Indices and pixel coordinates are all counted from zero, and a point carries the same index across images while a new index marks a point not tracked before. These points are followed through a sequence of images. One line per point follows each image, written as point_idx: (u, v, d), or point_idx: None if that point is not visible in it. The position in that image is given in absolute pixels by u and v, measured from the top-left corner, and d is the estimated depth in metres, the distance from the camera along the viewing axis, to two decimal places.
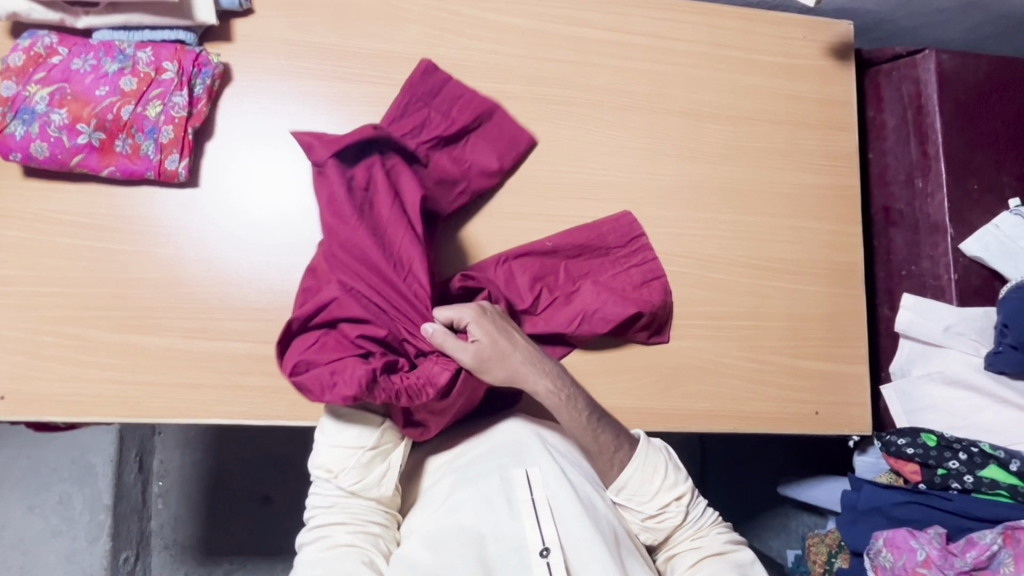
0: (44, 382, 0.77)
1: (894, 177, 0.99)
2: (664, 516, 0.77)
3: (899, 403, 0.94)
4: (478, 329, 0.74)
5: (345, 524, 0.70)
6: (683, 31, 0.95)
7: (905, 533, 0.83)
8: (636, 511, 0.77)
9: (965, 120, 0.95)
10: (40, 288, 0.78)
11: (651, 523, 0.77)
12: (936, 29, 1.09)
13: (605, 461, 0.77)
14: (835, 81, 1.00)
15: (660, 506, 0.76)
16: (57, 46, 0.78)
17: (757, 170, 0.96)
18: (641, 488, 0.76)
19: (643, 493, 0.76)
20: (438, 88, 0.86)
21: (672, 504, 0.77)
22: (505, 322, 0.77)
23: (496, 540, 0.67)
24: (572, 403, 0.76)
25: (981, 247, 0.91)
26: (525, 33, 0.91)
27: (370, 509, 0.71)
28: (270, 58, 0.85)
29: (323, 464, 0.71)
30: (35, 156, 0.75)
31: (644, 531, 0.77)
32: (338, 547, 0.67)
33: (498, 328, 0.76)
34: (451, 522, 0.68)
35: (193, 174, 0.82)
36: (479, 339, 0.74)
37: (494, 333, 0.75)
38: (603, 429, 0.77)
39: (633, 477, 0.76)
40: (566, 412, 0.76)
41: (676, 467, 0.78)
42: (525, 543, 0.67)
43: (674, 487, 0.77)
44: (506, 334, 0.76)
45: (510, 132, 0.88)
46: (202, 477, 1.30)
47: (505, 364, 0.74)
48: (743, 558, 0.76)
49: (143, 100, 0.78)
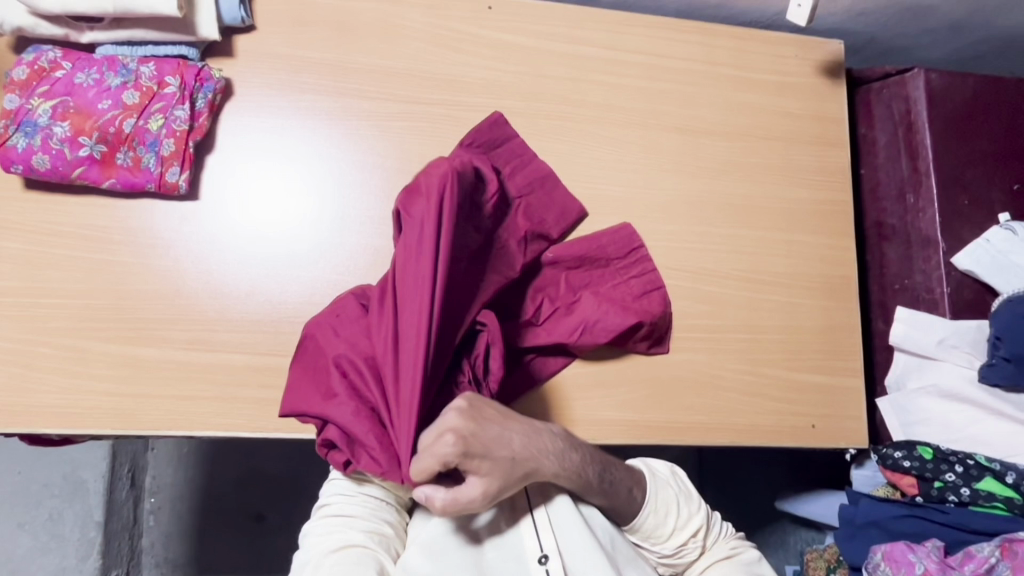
0: (40, 394, 0.76)
1: (886, 192, 1.01)
2: (681, 552, 0.75)
3: (895, 416, 0.93)
4: (473, 444, 0.61)
5: (360, 521, 0.68)
6: (678, 50, 0.97)
7: (903, 546, 0.83)
8: (653, 551, 0.75)
9: (954, 137, 0.96)
10: (40, 299, 0.78)
11: (669, 560, 0.76)
12: (924, 49, 1.12)
13: (630, 516, 0.73)
14: (827, 98, 1.01)
15: (679, 545, 0.75)
16: (61, 60, 0.79)
17: (752, 185, 0.97)
18: (658, 532, 0.74)
19: (659, 535, 0.75)
20: (503, 140, 0.89)
21: (691, 542, 0.75)
22: (491, 427, 0.63)
23: (495, 546, 0.69)
24: (585, 468, 0.69)
25: (974, 261, 0.92)
26: (523, 51, 0.92)
27: (383, 507, 0.71)
28: (270, 73, 0.86)
29: None
30: (36, 168, 0.76)
31: (663, 565, 0.76)
32: (351, 549, 0.66)
33: (484, 455, 0.61)
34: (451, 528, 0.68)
35: (193, 187, 0.83)
36: (479, 474, 0.61)
37: (483, 475, 0.62)
38: (618, 485, 0.71)
39: (648, 522, 0.74)
40: (588, 486, 0.69)
41: (686, 500, 0.76)
42: (524, 550, 0.68)
43: (688, 525, 0.75)
44: (495, 447, 0.62)
45: (561, 202, 0.89)
46: (196, 492, 1.29)
47: (515, 476, 0.64)
48: (749, 559, 0.77)
49: (145, 113, 0.78)
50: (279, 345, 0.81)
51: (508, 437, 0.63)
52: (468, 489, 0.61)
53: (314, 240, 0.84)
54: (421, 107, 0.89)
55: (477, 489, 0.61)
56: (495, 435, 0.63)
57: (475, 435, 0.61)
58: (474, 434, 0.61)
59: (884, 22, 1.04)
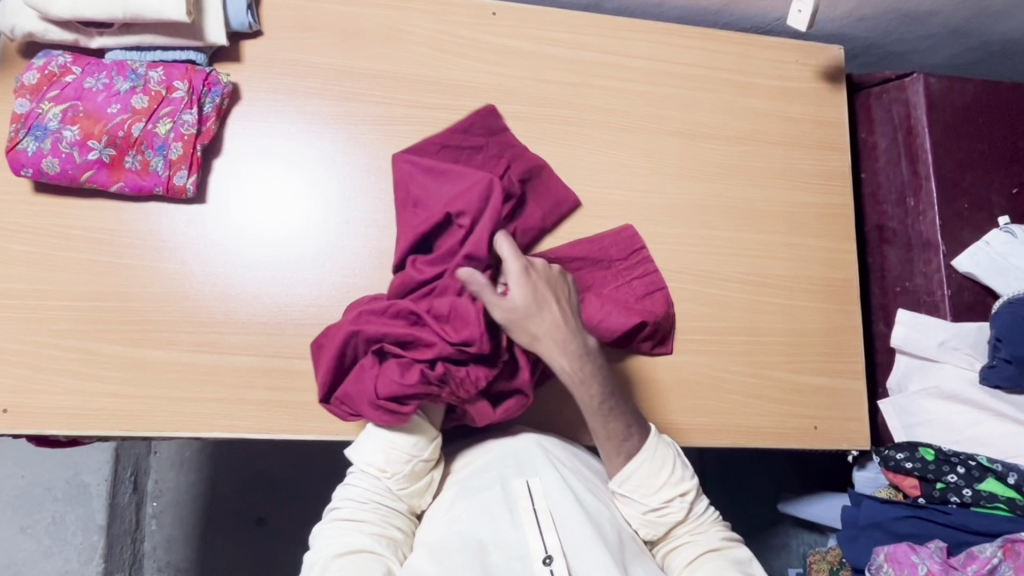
0: (48, 396, 0.77)
1: (886, 196, 1.02)
2: (667, 511, 0.76)
3: (897, 418, 0.95)
4: (524, 288, 0.75)
5: (370, 526, 0.70)
6: (679, 55, 0.98)
7: (906, 548, 0.83)
8: (638, 504, 0.76)
9: (953, 141, 0.97)
10: (47, 302, 0.79)
11: (653, 517, 0.76)
12: (923, 54, 1.13)
13: (616, 451, 0.76)
14: (828, 103, 1.02)
15: (665, 501, 0.76)
16: (71, 65, 0.79)
17: (753, 189, 0.98)
18: (647, 483, 0.76)
19: (649, 486, 0.76)
20: (496, 131, 0.89)
21: (678, 500, 0.77)
22: (546, 286, 0.76)
23: (498, 548, 0.68)
24: (593, 384, 0.75)
25: (974, 264, 0.93)
26: (526, 56, 0.94)
27: (394, 514, 0.73)
28: (277, 77, 0.87)
29: (375, 463, 0.73)
30: (46, 171, 0.77)
31: (644, 525, 0.76)
32: (359, 553, 0.67)
33: (534, 289, 0.75)
34: (456, 531, 0.69)
35: (200, 191, 0.83)
36: (518, 298, 0.74)
37: (524, 291, 0.74)
38: (615, 416, 0.76)
39: (641, 469, 0.76)
40: (586, 397, 0.76)
41: (682, 463, 0.78)
42: (528, 551, 0.67)
43: (679, 483, 0.77)
44: (541, 301, 0.75)
45: (556, 193, 0.90)
46: (198, 495, 1.29)
47: (530, 330, 0.74)
48: (740, 556, 0.76)
49: (154, 117, 0.79)
50: (285, 347, 0.82)
51: (552, 308, 0.75)
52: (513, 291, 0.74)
53: (320, 243, 0.85)
54: (425, 111, 0.90)
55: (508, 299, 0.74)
56: (545, 295, 0.75)
57: (533, 285, 0.75)
58: (532, 275, 0.76)
59: (883, 27, 1.05)
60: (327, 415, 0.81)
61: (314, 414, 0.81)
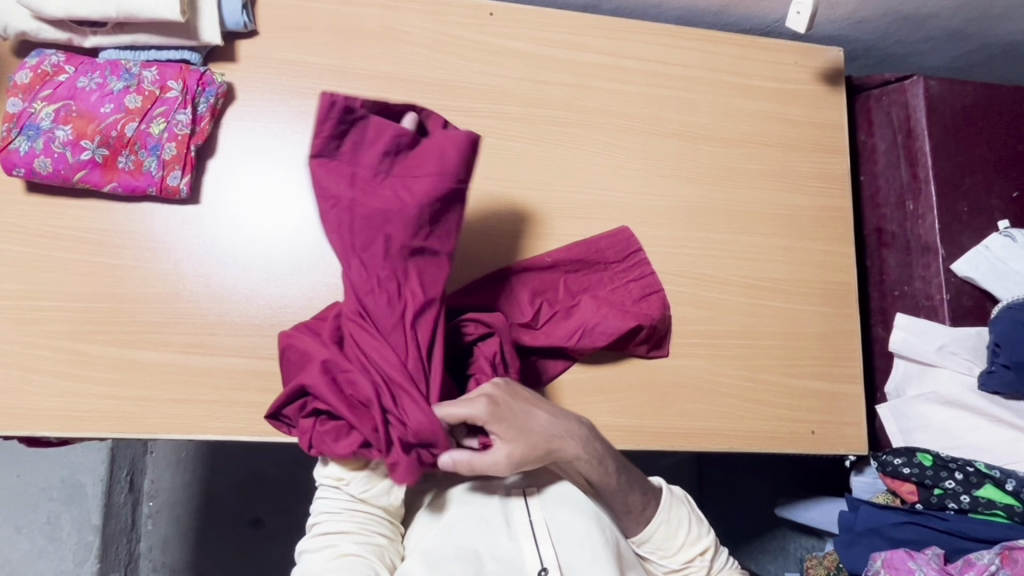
0: (39, 396, 0.76)
1: (886, 199, 1.01)
2: (687, 570, 0.76)
3: (894, 423, 0.93)
4: (504, 429, 0.66)
5: (349, 535, 0.66)
6: (678, 56, 0.98)
7: (902, 554, 0.82)
8: (658, 564, 0.77)
9: (952, 144, 0.97)
10: (40, 302, 0.78)
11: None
12: (923, 57, 1.13)
13: (633, 517, 0.74)
14: (826, 105, 1.02)
15: (684, 562, 0.76)
16: (64, 64, 0.79)
17: (751, 191, 0.97)
18: (667, 544, 0.76)
19: (667, 548, 0.76)
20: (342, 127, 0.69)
21: (698, 558, 0.76)
22: (520, 403, 0.68)
23: (495, 559, 0.68)
24: (602, 464, 0.71)
25: (972, 268, 0.92)
26: (523, 57, 0.93)
27: (373, 519, 0.68)
28: (272, 78, 0.86)
29: (334, 472, 0.68)
30: (38, 171, 0.77)
31: None
32: (339, 566, 0.64)
33: (515, 424, 0.66)
34: (451, 539, 0.68)
35: (194, 191, 0.83)
36: (506, 447, 0.65)
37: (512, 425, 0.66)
38: (632, 489, 0.74)
39: (658, 532, 0.75)
40: (601, 480, 0.71)
41: (698, 519, 0.77)
42: (524, 564, 0.68)
43: (697, 541, 0.76)
44: (526, 419, 0.67)
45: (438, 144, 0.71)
46: (194, 495, 1.29)
47: (541, 450, 0.68)
48: None
49: (147, 117, 0.79)
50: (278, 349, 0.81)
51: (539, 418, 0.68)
52: (500, 444, 0.66)
53: (313, 244, 0.84)
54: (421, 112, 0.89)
55: (505, 447, 0.65)
56: (522, 410, 0.68)
57: (510, 405, 0.67)
58: (505, 400, 0.67)
59: (883, 29, 1.05)
60: None
61: None
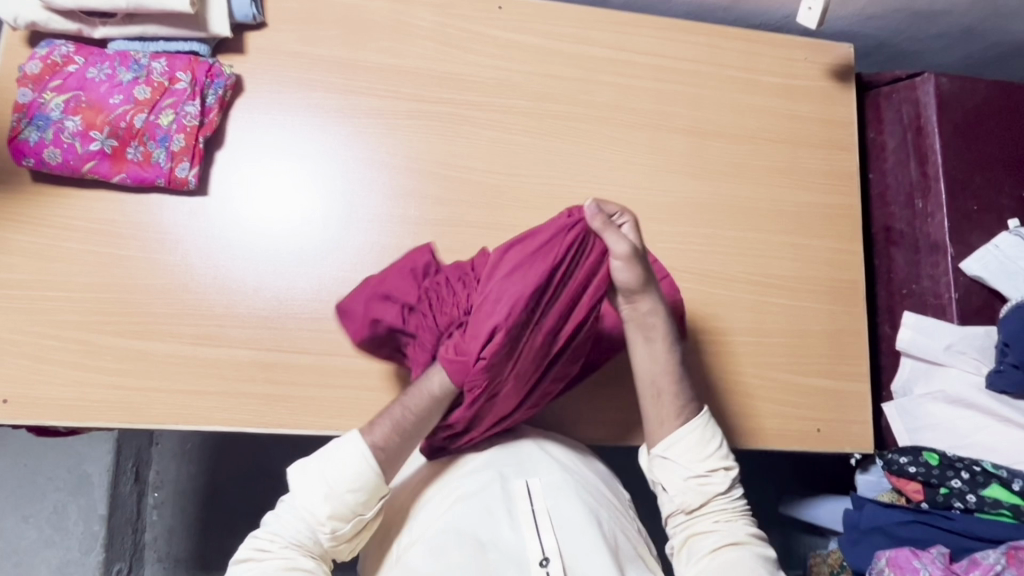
0: (48, 386, 0.77)
1: (894, 197, 1.00)
2: (708, 481, 0.76)
3: (900, 421, 0.93)
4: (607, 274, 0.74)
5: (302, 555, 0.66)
6: (687, 51, 0.97)
7: (908, 553, 0.82)
8: (681, 469, 0.76)
9: (963, 142, 0.96)
10: (48, 292, 0.78)
11: (692, 483, 0.75)
12: (934, 54, 1.12)
13: (670, 411, 0.77)
14: (836, 102, 1.01)
15: (708, 471, 0.76)
16: (74, 55, 0.79)
17: (760, 188, 0.97)
18: (699, 449, 0.76)
19: (699, 453, 0.76)
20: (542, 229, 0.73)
21: (721, 473, 0.76)
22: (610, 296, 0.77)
23: (496, 548, 0.66)
24: (671, 361, 0.77)
25: (982, 267, 0.92)
26: (532, 51, 0.93)
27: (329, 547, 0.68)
28: (281, 70, 0.86)
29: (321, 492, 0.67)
30: (48, 162, 0.77)
31: (682, 492, 0.76)
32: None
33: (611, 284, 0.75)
34: (453, 524, 0.67)
35: (202, 183, 0.83)
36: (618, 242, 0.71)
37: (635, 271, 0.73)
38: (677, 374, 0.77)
39: (688, 437, 0.76)
40: (657, 386, 0.77)
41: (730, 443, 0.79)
42: (525, 553, 0.66)
43: (725, 456, 0.77)
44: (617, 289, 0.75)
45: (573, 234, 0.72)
46: (200, 486, 1.30)
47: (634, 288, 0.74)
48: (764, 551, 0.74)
49: (156, 109, 0.79)
50: (285, 341, 0.81)
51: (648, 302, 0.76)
52: (610, 245, 0.72)
53: (320, 237, 0.84)
54: (429, 105, 0.89)
55: (613, 246, 0.72)
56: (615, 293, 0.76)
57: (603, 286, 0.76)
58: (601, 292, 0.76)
59: (894, 26, 1.04)
60: (327, 411, 0.81)
61: (316, 410, 0.81)
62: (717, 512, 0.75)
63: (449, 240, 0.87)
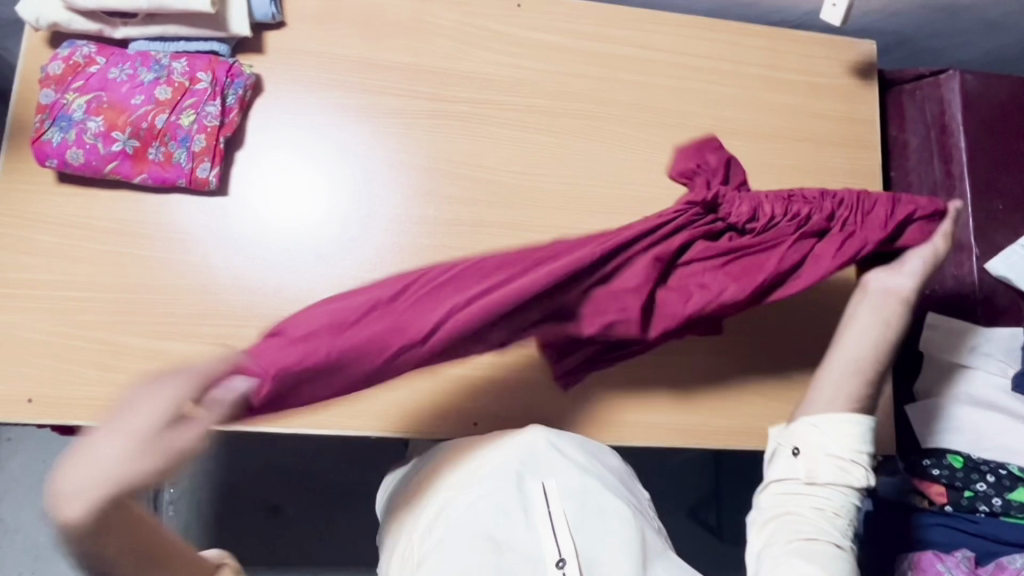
0: (71, 386, 0.77)
1: (917, 195, 0.99)
2: (843, 471, 0.69)
3: (924, 425, 0.89)
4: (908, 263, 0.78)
5: None
6: (707, 48, 0.96)
7: (932, 556, 0.83)
8: (826, 446, 0.70)
9: (988, 140, 0.95)
10: (72, 292, 0.79)
11: (832, 462, 0.69)
12: (957, 50, 1.10)
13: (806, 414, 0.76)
14: (859, 99, 1.00)
15: (851, 465, 0.69)
16: (95, 55, 0.79)
17: (781, 187, 0.96)
18: (847, 440, 0.70)
19: (848, 442, 0.70)
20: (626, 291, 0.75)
21: (865, 473, 0.69)
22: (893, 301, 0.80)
23: (511, 549, 0.64)
24: (889, 338, 0.75)
25: (1009, 268, 0.89)
26: (551, 49, 0.92)
27: None
28: (301, 70, 0.86)
29: None
30: (70, 162, 0.77)
31: (811, 468, 0.70)
32: None
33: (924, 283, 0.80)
34: (467, 524, 0.65)
35: (222, 183, 0.83)
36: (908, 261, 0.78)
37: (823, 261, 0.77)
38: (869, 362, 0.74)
39: (849, 424, 0.70)
40: (859, 363, 0.73)
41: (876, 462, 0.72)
42: (541, 554, 0.64)
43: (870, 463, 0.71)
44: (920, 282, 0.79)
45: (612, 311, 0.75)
46: (216, 482, 1.30)
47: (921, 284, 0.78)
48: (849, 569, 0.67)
49: (177, 109, 0.79)
50: None
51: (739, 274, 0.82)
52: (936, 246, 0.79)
53: (339, 236, 0.84)
54: (449, 104, 0.89)
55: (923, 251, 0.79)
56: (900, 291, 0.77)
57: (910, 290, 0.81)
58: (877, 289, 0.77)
59: (917, 22, 1.02)
60: (348, 411, 0.81)
61: (337, 410, 0.81)
62: (829, 503, 0.69)
63: (468, 239, 0.87)
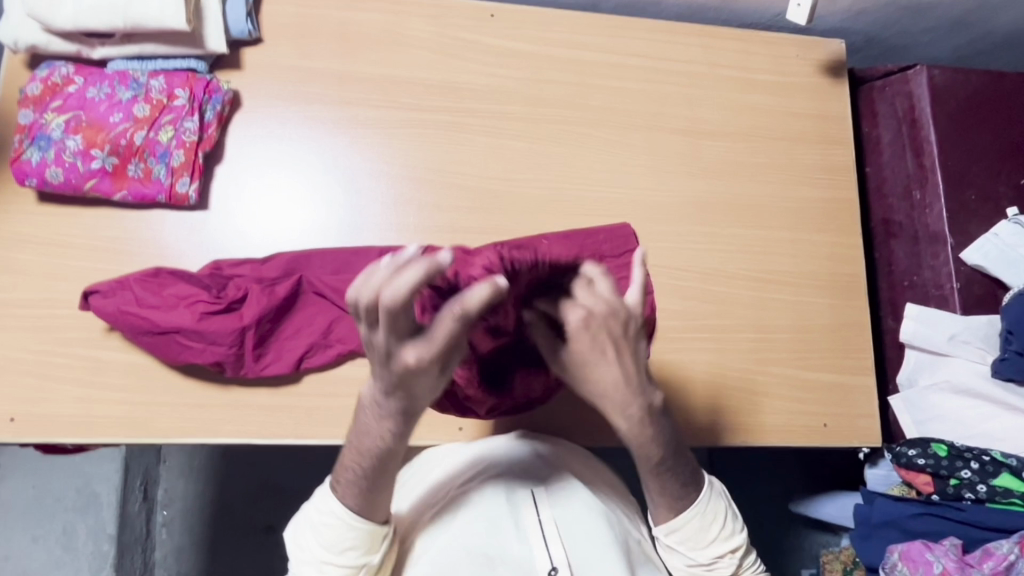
0: (55, 403, 0.77)
1: (892, 189, 1.01)
2: (715, 566, 0.70)
3: (908, 413, 0.92)
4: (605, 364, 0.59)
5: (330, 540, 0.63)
6: (679, 52, 0.98)
7: (920, 546, 0.82)
8: (685, 556, 0.70)
9: (958, 132, 0.96)
10: (54, 310, 0.79)
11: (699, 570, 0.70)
12: (925, 47, 1.13)
13: (662, 504, 0.68)
14: (830, 97, 1.02)
15: (714, 557, 0.69)
16: (74, 75, 0.81)
17: (758, 185, 0.97)
18: (696, 538, 0.68)
19: (698, 540, 0.69)
20: None
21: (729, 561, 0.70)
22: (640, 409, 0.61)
23: (504, 563, 0.62)
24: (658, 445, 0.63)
25: (982, 256, 0.92)
26: (525, 57, 0.94)
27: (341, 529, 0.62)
28: (278, 84, 0.87)
29: (304, 528, 0.65)
30: (50, 181, 0.78)
31: None
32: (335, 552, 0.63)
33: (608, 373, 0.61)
34: (458, 542, 0.63)
35: (202, 198, 0.84)
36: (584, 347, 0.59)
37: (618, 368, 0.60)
38: (672, 477, 0.66)
39: (691, 524, 0.68)
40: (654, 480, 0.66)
41: (734, 514, 0.71)
42: (533, 566, 0.62)
43: (730, 539, 0.70)
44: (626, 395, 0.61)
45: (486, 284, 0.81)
46: (207, 502, 1.30)
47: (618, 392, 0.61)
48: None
49: (156, 125, 0.80)
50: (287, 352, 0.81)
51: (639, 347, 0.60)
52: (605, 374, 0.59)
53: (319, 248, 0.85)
54: (425, 113, 0.90)
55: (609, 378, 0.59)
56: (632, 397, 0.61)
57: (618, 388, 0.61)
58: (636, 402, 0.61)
59: (884, 21, 1.04)
60: (330, 420, 0.81)
61: (320, 420, 0.81)
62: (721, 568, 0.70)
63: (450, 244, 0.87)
